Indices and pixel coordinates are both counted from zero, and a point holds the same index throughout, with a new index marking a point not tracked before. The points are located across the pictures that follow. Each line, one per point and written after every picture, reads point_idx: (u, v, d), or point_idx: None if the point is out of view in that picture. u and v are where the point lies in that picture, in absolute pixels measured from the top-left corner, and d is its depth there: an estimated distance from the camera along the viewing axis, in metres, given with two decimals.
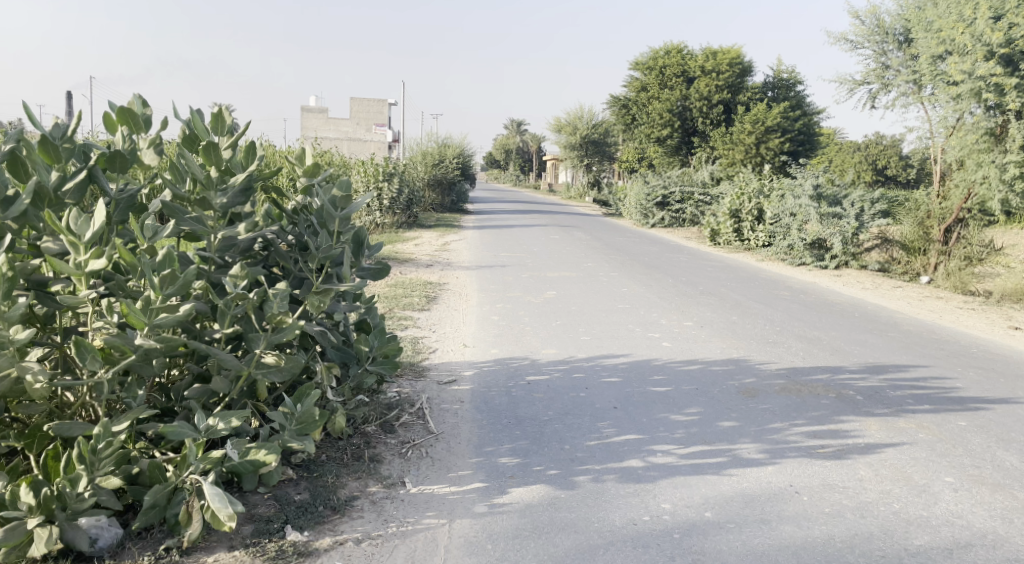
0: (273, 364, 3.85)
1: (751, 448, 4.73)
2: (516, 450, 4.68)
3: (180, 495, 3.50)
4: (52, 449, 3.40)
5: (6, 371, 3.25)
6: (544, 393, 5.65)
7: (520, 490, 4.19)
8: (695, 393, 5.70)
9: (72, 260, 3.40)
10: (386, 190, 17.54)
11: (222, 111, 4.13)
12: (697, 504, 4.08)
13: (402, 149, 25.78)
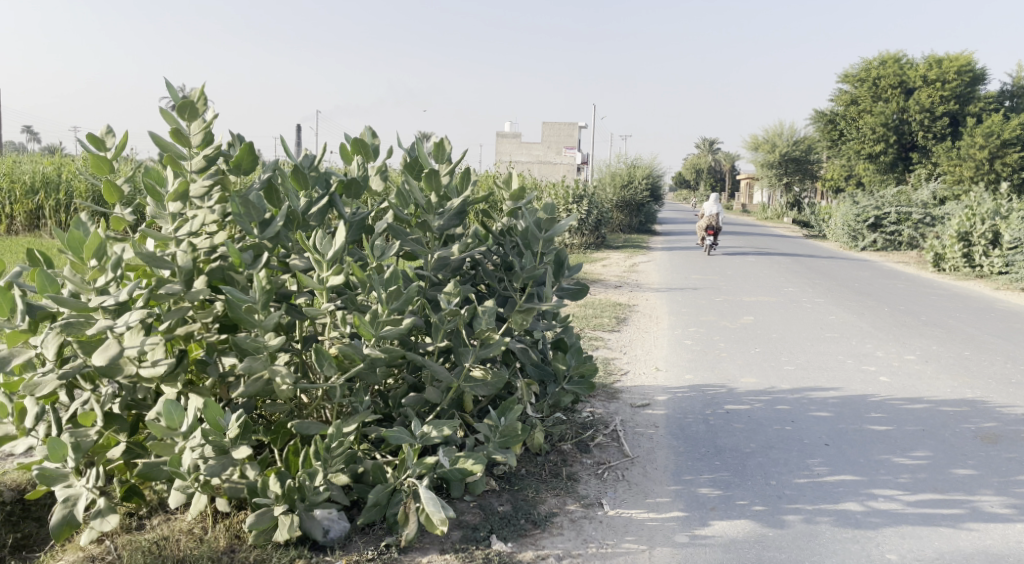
0: (480, 377, 4.07)
1: (994, 502, 4.46)
2: (718, 481, 4.68)
3: (398, 496, 3.79)
4: (293, 445, 3.72)
5: (260, 373, 3.37)
6: (745, 424, 5.59)
7: (724, 524, 4.20)
8: (922, 435, 5.43)
9: (316, 275, 3.70)
10: (576, 211, 17.80)
11: (447, 143, 4.33)
12: (929, 558, 3.92)
13: (590, 169, 25.99)
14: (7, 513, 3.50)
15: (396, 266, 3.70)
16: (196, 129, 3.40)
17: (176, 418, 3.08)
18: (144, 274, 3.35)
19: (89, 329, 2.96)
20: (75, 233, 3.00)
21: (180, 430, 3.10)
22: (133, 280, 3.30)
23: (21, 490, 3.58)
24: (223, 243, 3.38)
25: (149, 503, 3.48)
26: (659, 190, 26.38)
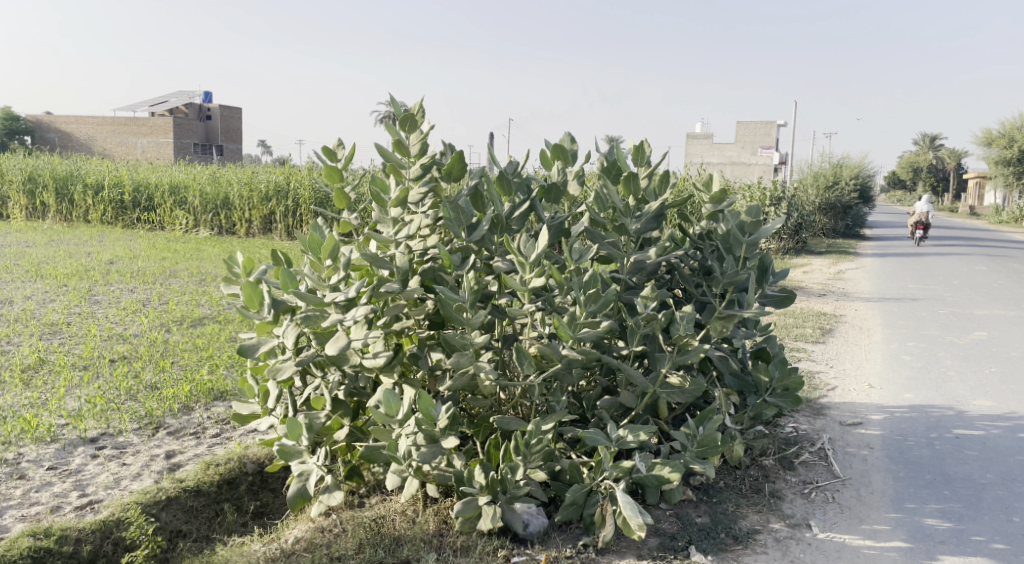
0: (677, 385, 4.09)
1: None
2: (946, 513, 4.42)
3: (595, 498, 3.77)
4: (494, 438, 3.64)
5: (465, 369, 3.43)
6: (978, 452, 5.23)
7: (954, 561, 3.99)
8: None
9: (519, 277, 3.57)
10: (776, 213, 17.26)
11: (647, 147, 4.34)
12: None
13: (792, 168, 25.05)
14: (250, 483, 3.97)
15: (595, 270, 3.61)
16: (415, 140, 3.59)
17: (394, 406, 3.25)
18: (367, 273, 3.63)
19: (323, 323, 3.29)
20: (314, 237, 3.38)
21: (397, 417, 3.26)
22: (357, 279, 3.58)
23: (261, 463, 4.03)
24: (434, 247, 3.58)
25: (368, 483, 3.82)
26: (869, 190, 25.00)
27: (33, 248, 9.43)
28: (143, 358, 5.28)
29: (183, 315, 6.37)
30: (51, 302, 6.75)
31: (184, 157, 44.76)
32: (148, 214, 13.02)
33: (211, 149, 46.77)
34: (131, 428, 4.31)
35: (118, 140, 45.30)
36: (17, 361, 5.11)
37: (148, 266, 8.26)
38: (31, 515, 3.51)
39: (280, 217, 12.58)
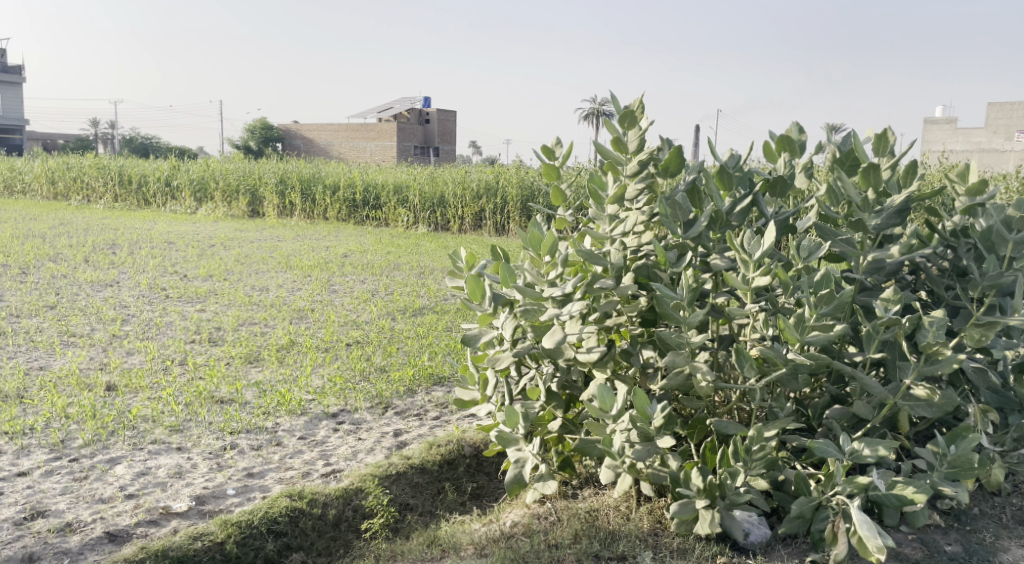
0: (924, 397, 3.40)
1: None
2: None
3: (825, 512, 3.26)
4: (710, 442, 3.35)
5: (680, 369, 3.32)
6: None
7: None
8: None
9: (742, 275, 3.38)
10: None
11: (892, 131, 3.72)
12: None
13: None
14: (467, 465, 4.36)
15: (828, 268, 3.26)
16: (633, 137, 3.61)
17: (608, 401, 3.25)
18: (582, 269, 3.66)
19: (540, 317, 3.41)
20: (534, 234, 3.50)
21: (611, 413, 3.24)
22: (571, 275, 3.65)
23: (478, 447, 4.41)
24: (649, 243, 3.56)
25: (580, 475, 3.89)
26: None
27: (284, 242, 10.45)
28: (373, 342, 5.82)
29: (405, 305, 6.77)
30: (298, 290, 7.45)
31: (406, 160, 47.31)
32: (375, 212, 13.85)
33: (430, 151, 48.93)
34: (364, 406, 4.87)
35: (349, 144, 48.51)
36: (273, 343, 5.81)
37: (376, 259, 8.83)
38: (287, 478, 4.04)
39: (489, 214, 12.96)
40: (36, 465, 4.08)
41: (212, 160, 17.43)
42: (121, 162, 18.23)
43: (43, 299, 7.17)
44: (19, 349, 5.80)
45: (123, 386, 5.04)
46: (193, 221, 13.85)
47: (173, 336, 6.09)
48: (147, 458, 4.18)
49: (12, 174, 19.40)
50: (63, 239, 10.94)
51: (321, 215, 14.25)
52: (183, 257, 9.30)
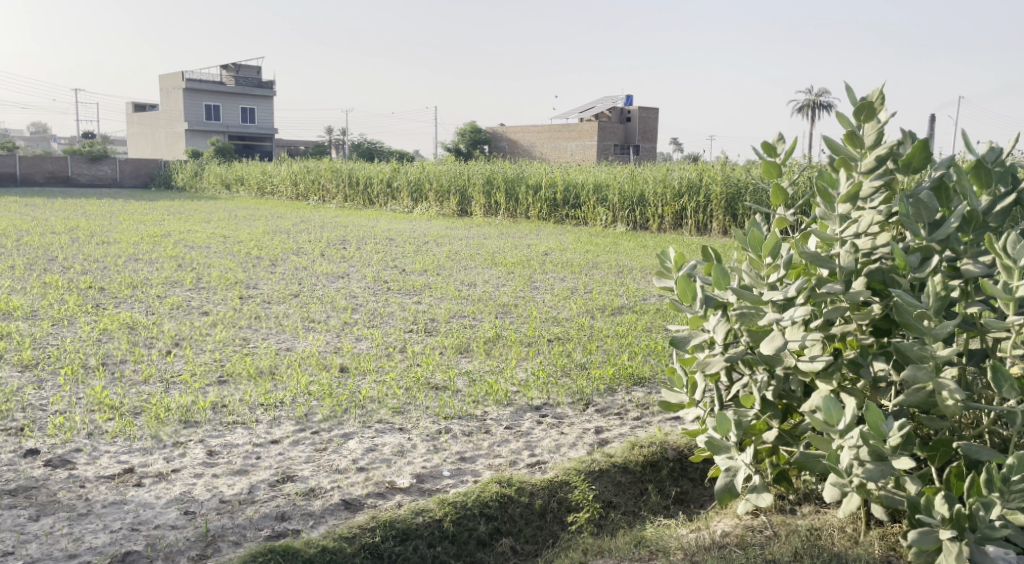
0: None
1: None
2: None
3: None
4: (957, 467, 3.07)
5: (923, 384, 3.02)
6: None
7: None
8: None
9: (1003, 283, 3.03)
10: None
11: None
12: None
13: None
14: (671, 468, 4.32)
15: None
16: (870, 130, 3.37)
17: (835, 415, 3.01)
18: (804, 272, 3.46)
19: (759, 322, 3.21)
20: (754, 234, 3.29)
21: (837, 427, 3.01)
22: (793, 278, 3.46)
23: (681, 451, 4.37)
24: (885, 245, 3.27)
25: (799, 490, 3.66)
26: None
27: (490, 240, 10.67)
28: (575, 339, 5.88)
29: (605, 303, 6.71)
30: (502, 286, 7.57)
31: (607, 159, 46.87)
32: (575, 211, 13.99)
33: (630, 149, 48.06)
34: (566, 401, 4.98)
35: (551, 144, 49.19)
36: (480, 335, 6.04)
37: (575, 258, 8.81)
38: (496, 465, 4.29)
39: (691, 212, 12.62)
40: (286, 434, 4.57)
41: (430, 161, 18.26)
42: (352, 164, 19.67)
43: (288, 287, 7.77)
44: (269, 331, 6.33)
45: (354, 368, 5.49)
46: (410, 219, 14.68)
47: (394, 325, 6.44)
48: (374, 436, 4.59)
49: (265, 177, 22.50)
50: (303, 233, 11.88)
51: (529, 215, 14.61)
52: (401, 252, 9.74)
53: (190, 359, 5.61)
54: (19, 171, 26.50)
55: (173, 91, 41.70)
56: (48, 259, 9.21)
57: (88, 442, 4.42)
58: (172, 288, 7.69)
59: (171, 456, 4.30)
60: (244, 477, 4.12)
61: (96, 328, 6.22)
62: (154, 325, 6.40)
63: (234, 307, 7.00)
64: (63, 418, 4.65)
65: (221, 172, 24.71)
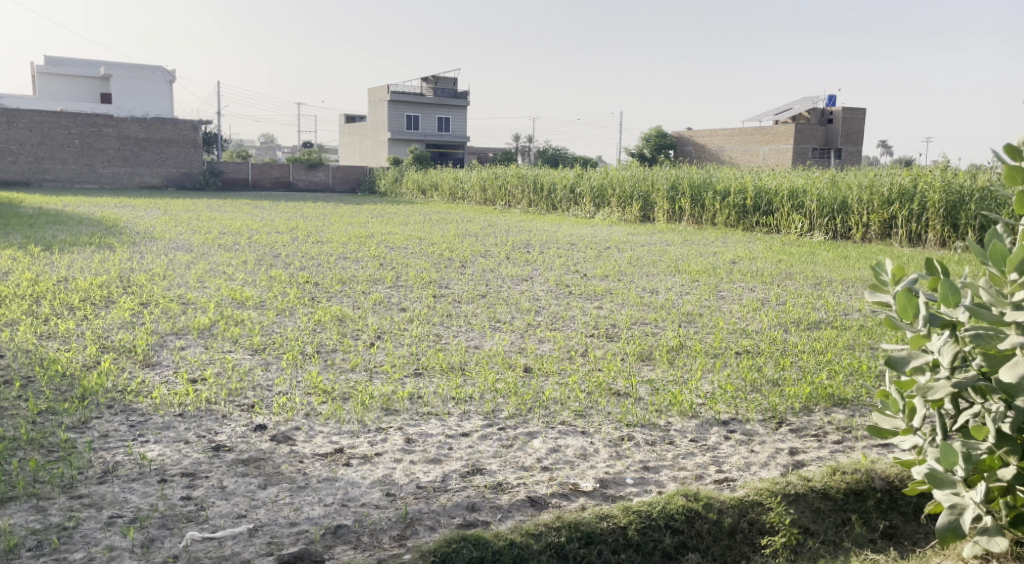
0: None
1: None
2: None
3: None
4: None
5: None
6: None
7: None
8: None
9: None
10: None
11: None
12: None
13: None
14: (878, 500, 3.98)
15: None
16: None
17: None
18: None
19: (997, 344, 2.90)
20: (996, 247, 3.05)
21: None
22: None
23: (891, 481, 4.01)
24: None
25: None
26: None
27: (673, 246, 10.38)
28: (766, 353, 5.57)
29: (800, 317, 6.35)
30: (686, 294, 7.34)
31: (804, 164, 43.11)
32: (767, 218, 13.49)
33: (830, 153, 43.88)
34: (757, 418, 4.71)
35: (740, 150, 46.56)
36: (663, 343, 5.85)
37: (767, 267, 8.45)
38: (681, 478, 4.12)
39: (902, 221, 11.77)
40: (475, 428, 4.59)
41: (614, 166, 18.13)
42: (537, 170, 19.87)
43: (477, 288, 7.88)
44: (459, 329, 6.41)
45: (538, 369, 5.44)
46: (594, 225, 14.62)
47: (576, 329, 6.36)
48: (558, 437, 4.51)
49: (457, 184, 23.20)
50: (490, 237, 12.03)
51: (723, 221, 14.24)
52: (583, 257, 9.66)
53: (391, 351, 5.77)
54: (248, 175, 28.90)
55: (376, 101, 44.12)
56: (273, 254, 9.88)
57: (306, 421, 4.65)
58: (374, 285, 7.97)
59: (375, 440, 4.45)
60: (438, 466, 4.21)
61: (312, 319, 6.57)
62: (359, 318, 6.65)
63: (428, 305, 7.15)
64: (285, 398, 4.92)
65: (417, 178, 25.71)
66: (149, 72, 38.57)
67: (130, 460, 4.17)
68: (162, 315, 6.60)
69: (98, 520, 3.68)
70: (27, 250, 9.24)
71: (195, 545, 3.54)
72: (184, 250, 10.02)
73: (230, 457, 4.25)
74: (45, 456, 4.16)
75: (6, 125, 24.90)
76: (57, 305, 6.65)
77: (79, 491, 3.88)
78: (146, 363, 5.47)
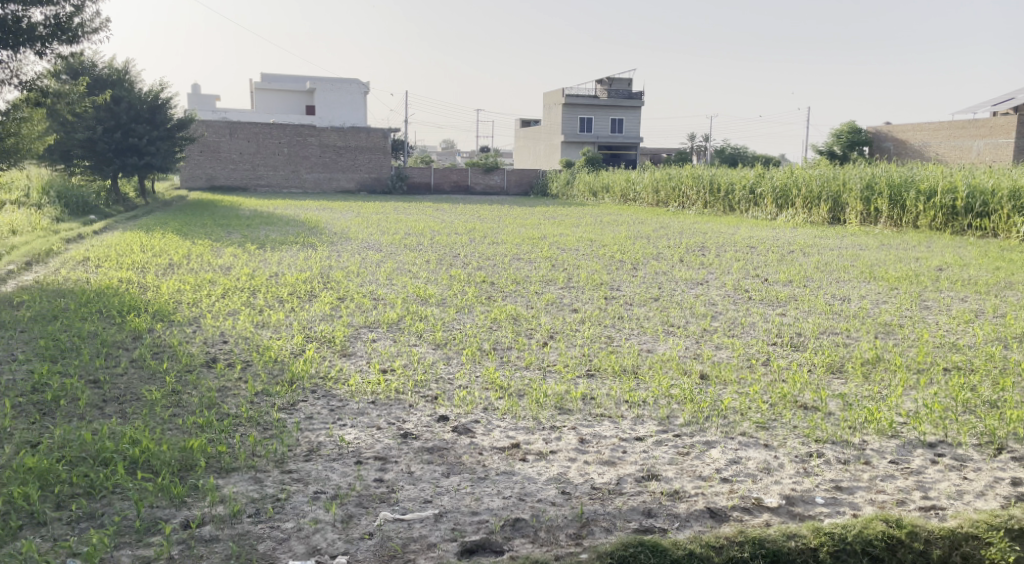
0: None
1: None
2: None
3: None
4: None
5: None
6: None
7: None
8: None
9: None
10: None
11: None
12: None
13: None
14: None
15: None
16: None
17: None
18: None
19: None
20: None
21: None
22: None
23: None
24: None
25: None
26: None
27: (868, 251, 9.70)
28: (979, 371, 5.02)
29: (1022, 332, 5.70)
30: (884, 302, 6.81)
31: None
32: (980, 221, 12.38)
33: None
34: (971, 442, 4.24)
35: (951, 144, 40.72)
36: (857, 355, 5.40)
37: (979, 275, 7.70)
38: (880, 502, 3.77)
39: None
40: (649, 433, 4.39)
41: (798, 165, 17.27)
42: (713, 170, 19.26)
43: (650, 291, 7.64)
44: (631, 332, 6.20)
45: (714, 377, 5.15)
46: (776, 227, 13.96)
47: (756, 336, 6.00)
48: (737, 448, 4.23)
49: (629, 185, 22.92)
50: (663, 239, 11.71)
51: (929, 225, 13.24)
52: (765, 261, 9.21)
53: (563, 351, 5.65)
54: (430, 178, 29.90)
55: (551, 105, 44.44)
56: (452, 255, 10.03)
57: (483, 415, 4.60)
58: (548, 286, 7.90)
59: (549, 438, 4.34)
60: (613, 468, 4.04)
61: (489, 317, 6.55)
62: (533, 317, 6.59)
63: (600, 307, 7.00)
64: (465, 391, 4.90)
65: (589, 180, 25.59)
66: (345, 84, 40.46)
67: (331, 441, 4.27)
68: (357, 310, 6.80)
69: (305, 494, 3.81)
70: (243, 248, 9.81)
71: (388, 525, 3.61)
72: (374, 250, 10.32)
73: (417, 444, 4.26)
74: (261, 432, 4.35)
75: (228, 136, 26.93)
76: (269, 298, 7.01)
77: (289, 466, 4.03)
78: (343, 353, 5.62)
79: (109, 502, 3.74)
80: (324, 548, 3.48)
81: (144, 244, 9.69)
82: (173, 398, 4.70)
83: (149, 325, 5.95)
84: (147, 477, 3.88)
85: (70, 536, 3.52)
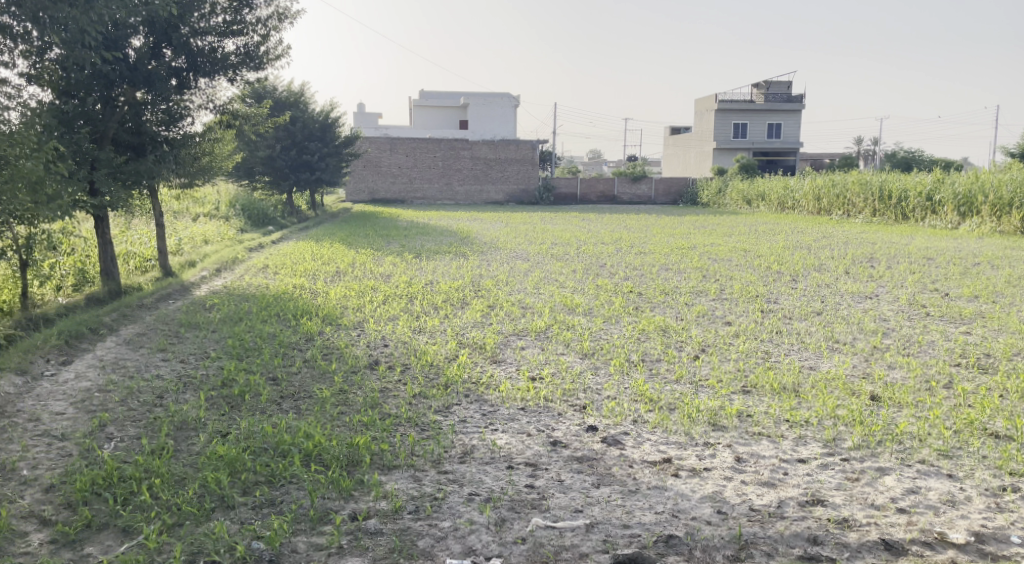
0: None
1: None
2: None
3: None
4: None
5: None
6: None
7: None
8: None
9: None
10: None
11: None
12: None
13: None
14: None
15: None
16: None
17: None
18: None
19: None
20: None
21: None
22: None
23: None
24: None
25: None
26: None
27: None
28: None
29: None
30: None
31: None
32: None
33: None
34: None
35: None
36: None
37: None
38: None
39: None
40: (813, 455, 4.31)
41: (983, 169, 16.26)
42: (882, 176, 18.42)
43: (810, 304, 7.43)
44: (790, 348, 6.08)
45: (887, 399, 4.97)
46: (955, 237, 13.26)
47: (935, 356, 5.75)
48: (917, 477, 4.09)
49: (786, 193, 22.29)
50: (825, 250, 11.33)
51: None
52: (944, 274, 8.77)
53: (716, 366, 5.61)
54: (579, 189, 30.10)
55: (703, 112, 43.68)
56: (600, 264, 10.10)
57: (633, 428, 4.65)
58: (698, 297, 7.84)
59: (703, 455, 4.34)
60: (772, 490, 4.01)
61: (637, 328, 6.59)
62: (682, 329, 6.58)
63: (755, 320, 6.89)
64: (614, 402, 4.97)
65: (743, 188, 25.02)
66: (496, 99, 40.93)
67: (483, 445, 4.44)
68: (506, 317, 7.00)
69: (460, 495, 3.99)
70: (400, 256, 10.27)
71: (539, 531, 3.73)
72: (523, 259, 10.54)
73: (566, 453, 4.37)
74: (419, 433, 4.58)
75: (389, 151, 28.18)
76: (426, 305, 7.31)
77: (446, 467, 4.22)
78: (494, 359, 5.81)
79: (288, 490, 4.04)
80: (479, 549, 3.65)
81: (315, 252, 10.32)
82: (342, 397, 5.01)
83: (320, 328, 6.36)
84: (319, 470, 4.17)
85: (255, 520, 3.84)
